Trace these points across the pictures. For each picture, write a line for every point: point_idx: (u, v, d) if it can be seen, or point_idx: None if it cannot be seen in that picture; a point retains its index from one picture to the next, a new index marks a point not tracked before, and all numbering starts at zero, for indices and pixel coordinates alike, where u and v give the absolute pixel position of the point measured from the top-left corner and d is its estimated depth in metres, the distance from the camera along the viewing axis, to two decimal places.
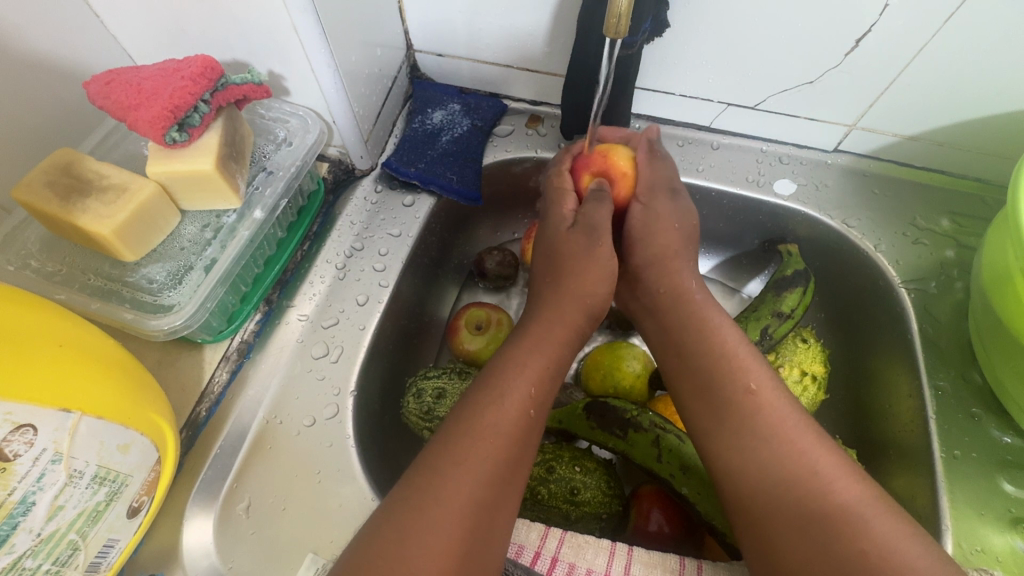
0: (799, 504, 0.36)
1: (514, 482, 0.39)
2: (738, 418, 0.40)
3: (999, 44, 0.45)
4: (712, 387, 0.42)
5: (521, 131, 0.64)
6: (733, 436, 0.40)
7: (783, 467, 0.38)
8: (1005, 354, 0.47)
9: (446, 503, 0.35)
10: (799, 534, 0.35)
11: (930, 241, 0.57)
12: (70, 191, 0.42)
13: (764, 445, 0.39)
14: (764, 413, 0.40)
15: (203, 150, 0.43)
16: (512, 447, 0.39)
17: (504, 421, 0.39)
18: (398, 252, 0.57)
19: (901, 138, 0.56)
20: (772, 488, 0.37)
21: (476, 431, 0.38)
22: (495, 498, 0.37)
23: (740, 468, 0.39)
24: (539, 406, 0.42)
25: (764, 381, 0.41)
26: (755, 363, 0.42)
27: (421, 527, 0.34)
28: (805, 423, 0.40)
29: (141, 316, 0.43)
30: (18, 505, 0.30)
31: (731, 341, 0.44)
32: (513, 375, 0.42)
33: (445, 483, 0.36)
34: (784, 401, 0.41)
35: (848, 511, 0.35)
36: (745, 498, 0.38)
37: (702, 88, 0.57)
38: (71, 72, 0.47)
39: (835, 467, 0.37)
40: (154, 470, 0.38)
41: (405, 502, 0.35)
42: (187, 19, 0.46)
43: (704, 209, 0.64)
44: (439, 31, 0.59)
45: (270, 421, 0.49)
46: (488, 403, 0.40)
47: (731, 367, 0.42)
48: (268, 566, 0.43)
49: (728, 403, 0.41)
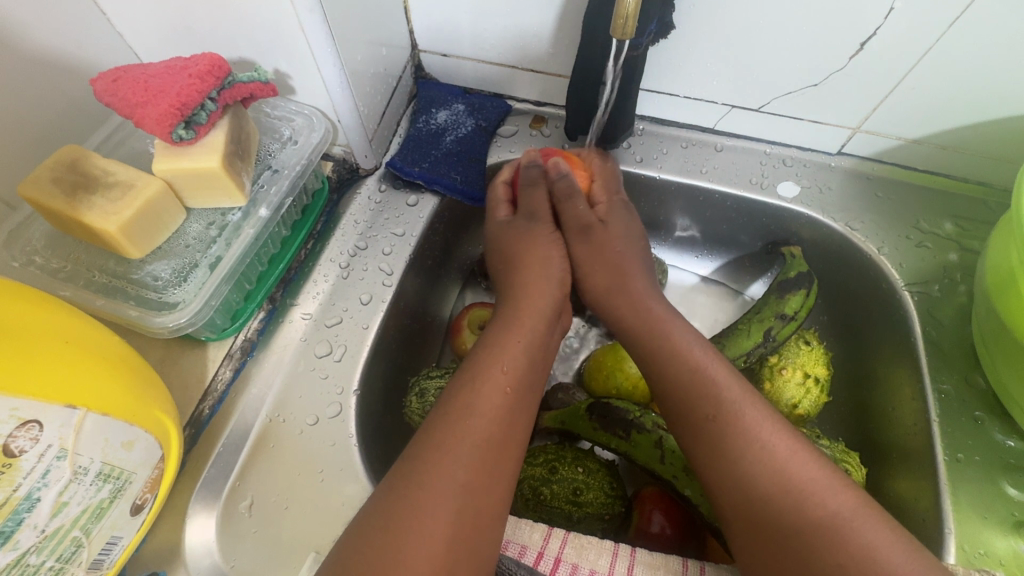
0: (783, 518, 0.36)
1: (503, 467, 0.39)
2: (710, 440, 0.40)
3: (1005, 47, 0.45)
4: (686, 410, 0.42)
5: (525, 132, 0.64)
6: (710, 455, 0.40)
7: (763, 484, 0.38)
8: (1007, 357, 0.47)
9: (429, 493, 0.35)
10: (785, 546, 0.36)
11: (934, 244, 0.57)
12: (77, 188, 0.42)
13: (741, 463, 0.39)
14: (734, 432, 0.40)
15: (211, 147, 0.43)
16: (496, 434, 0.39)
17: (485, 407, 0.40)
18: (402, 252, 0.57)
19: (905, 142, 0.56)
20: (755, 501, 0.38)
21: (455, 421, 0.39)
22: (482, 481, 0.37)
23: (719, 476, 0.39)
24: (518, 387, 0.42)
25: (734, 396, 0.41)
26: (723, 380, 0.42)
27: (405, 518, 0.34)
28: (780, 435, 0.39)
29: (146, 313, 0.43)
30: (24, 501, 0.30)
31: (697, 356, 0.43)
32: (489, 361, 0.42)
33: (426, 474, 0.36)
34: (757, 414, 0.40)
35: (827, 526, 0.35)
36: (731, 512, 0.39)
37: (707, 90, 0.57)
38: (78, 69, 0.47)
39: (816, 478, 0.37)
40: (157, 467, 0.38)
41: (389, 496, 0.35)
42: (195, 17, 0.46)
43: (707, 211, 0.64)
44: (444, 31, 0.60)
45: (274, 420, 0.48)
46: (467, 391, 0.40)
47: (698, 386, 0.42)
48: (269, 566, 0.43)
49: (699, 424, 0.41)
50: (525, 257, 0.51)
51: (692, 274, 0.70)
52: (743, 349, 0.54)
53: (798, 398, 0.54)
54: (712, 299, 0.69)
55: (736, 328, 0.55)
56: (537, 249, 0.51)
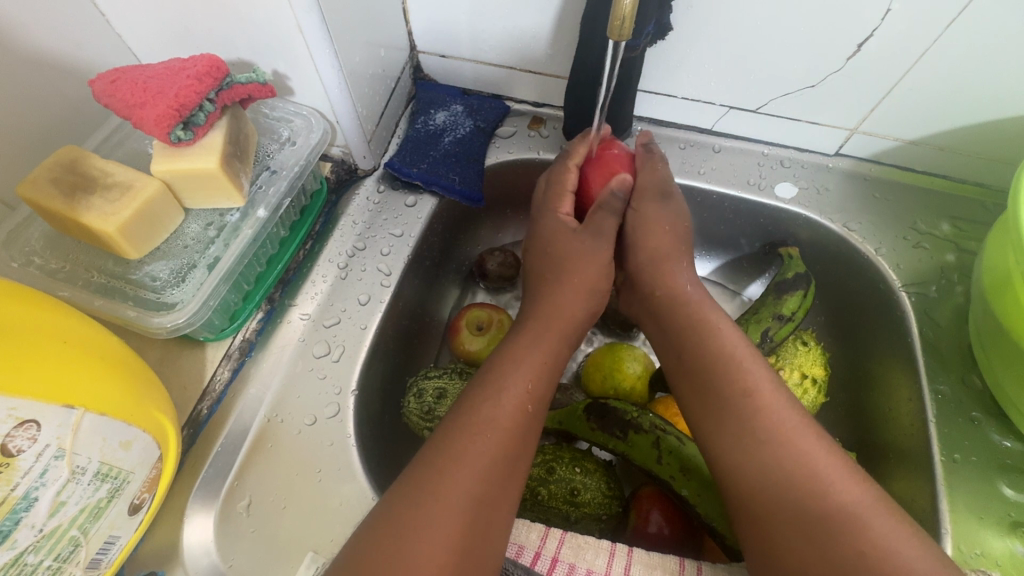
0: (803, 504, 0.36)
1: (515, 476, 0.39)
2: (738, 425, 0.40)
3: (1001, 49, 0.46)
4: (715, 394, 0.42)
5: (523, 133, 0.64)
6: (735, 439, 0.40)
7: (785, 472, 0.38)
8: (1004, 357, 0.47)
9: (449, 492, 0.36)
10: (803, 533, 0.36)
11: (931, 245, 0.57)
12: (75, 189, 0.42)
13: (766, 450, 0.39)
14: (762, 421, 0.40)
15: (209, 148, 0.43)
16: (512, 442, 0.39)
17: (503, 414, 0.40)
18: (400, 252, 0.58)
19: (903, 143, 0.56)
20: (775, 488, 0.38)
21: (480, 421, 0.39)
22: (495, 488, 0.37)
23: (740, 467, 0.39)
24: (538, 398, 0.42)
25: (764, 383, 0.42)
26: (755, 370, 0.42)
27: (422, 517, 0.35)
28: (804, 426, 0.40)
29: (143, 313, 0.43)
30: (21, 501, 0.30)
31: (732, 346, 0.44)
32: (508, 369, 0.43)
33: (446, 473, 0.36)
34: (784, 405, 0.41)
35: (848, 515, 0.35)
36: (749, 497, 0.39)
37: (704, 92, 0.58)
38: (78, 70, 0.47)
39: (836, 470, 0.37)
40: (155, 467, 0.38)
41: (402, 498, 0.36)
42: (194, 18, 0.46)
43: (705, 212, 0.64)
44: (443, 33, 0.60)
45: (272, 420, 0.49)
46: (491, 394, 0.41)
47: (730, 373, 0.42)
48: (267, 565, 0.44)
49: (726, 408, 0.41)
50: (536, 255, 0.51)
51: None
52: None
53: (795, 399, 0.54)
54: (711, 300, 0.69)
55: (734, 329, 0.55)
56: (538, 246, 0.51)
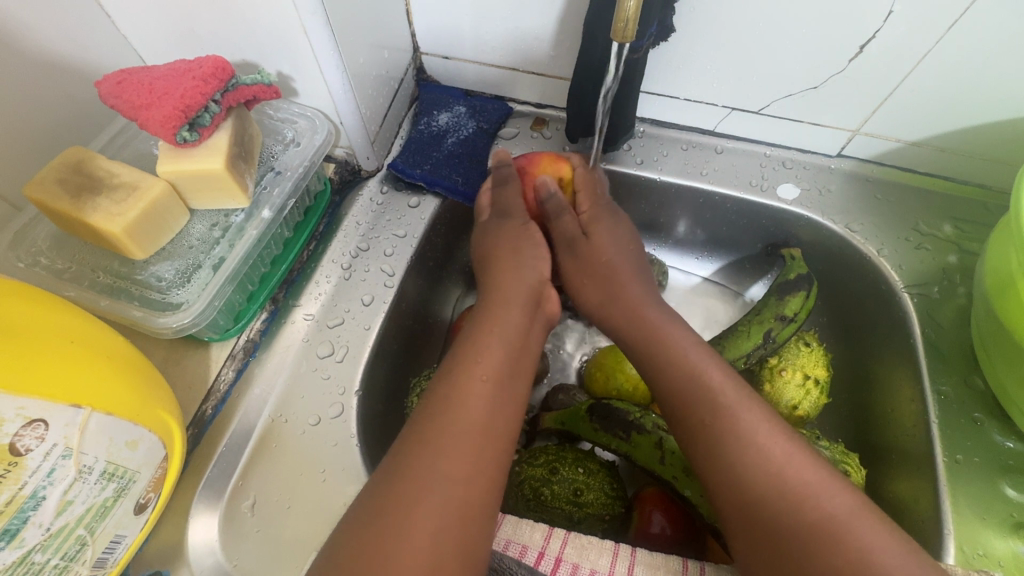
0: (777, 519, 0.37)
1: (491, 453, 0.39)
2: (705, 438, 0.41)
3: (1003, 52, 0.46)
4: (682, 409, 0.43)
5: (526, 134, 0.65)
6: (705, 453, 0.41)
7: (758, 487, 0.38)
8: (1006, 358, 0.48)
9: (418, 488, 0.36)
10: (779, 548, 0.36)
11: (933, 246, 0.57)
12: (82, 189, 0.42)
13: (735, 463, 0.39)
14: (730, 431, 0.40)
15: (214, 149, 0.44)
16: (478, 422, 0.39)
17: (464, 397, 0.40)
18: (404, 252, 0.58)
19: (904, 144, 0.57)
20: (749, 504, 0.38)
21: (445, 418, 0.39)
22: (469, 471, 0.37)
23: (717, 481, 0.40)
24: (500, 373, 0.43)
25: (733, 394, 0.42)
26: (719, 381, 0.43)
27: (398, 508, 0.35)
28: (779, 436, 0.40)
29: (149, 314, 0.43)
30: (29, 499, 0.30)
31: (693, 358, 0.44)
32: (469, 354, 0.43)
33: (417, 474, 0.36)
34: (751, 416, 0.41)
35: (826, 526, 0.36)
36: (729, 513, 0.39)
37: (707, 93, 0.58)
38: (83, 71, 0.48)
39: (815, 480, 0.38)
40: (161, 466, 0.38)
41: (380, 493, 0.36)
42: (199, 20, 0.46)
43: (707, 213, 0.64)
44: (446, 34, 0.60)
45: (276, 420, 0.49)
46: (452, 390, 0.41)
47: (694, 385, 0.43)
48: (272, 566, 0.44)
49: (694, 422, 0.42)
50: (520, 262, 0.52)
51: (692, 276, 0.71)
52: (743, 351, 0.54)
53: (798, 400, 0.54)
54: (713, 301, 0.69)
55: (736, 330, 0.55)
56: (520, 254, 0.52)
